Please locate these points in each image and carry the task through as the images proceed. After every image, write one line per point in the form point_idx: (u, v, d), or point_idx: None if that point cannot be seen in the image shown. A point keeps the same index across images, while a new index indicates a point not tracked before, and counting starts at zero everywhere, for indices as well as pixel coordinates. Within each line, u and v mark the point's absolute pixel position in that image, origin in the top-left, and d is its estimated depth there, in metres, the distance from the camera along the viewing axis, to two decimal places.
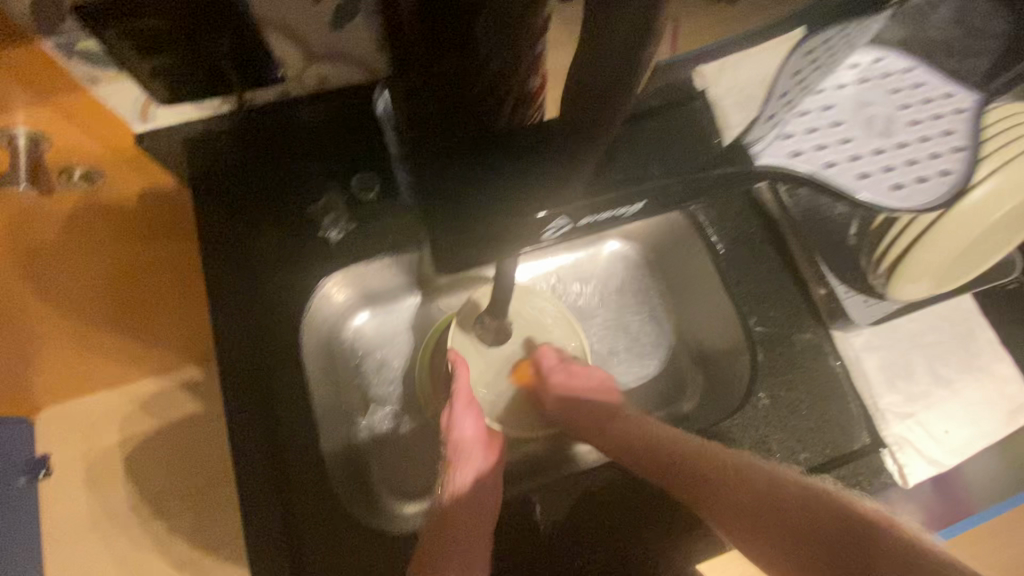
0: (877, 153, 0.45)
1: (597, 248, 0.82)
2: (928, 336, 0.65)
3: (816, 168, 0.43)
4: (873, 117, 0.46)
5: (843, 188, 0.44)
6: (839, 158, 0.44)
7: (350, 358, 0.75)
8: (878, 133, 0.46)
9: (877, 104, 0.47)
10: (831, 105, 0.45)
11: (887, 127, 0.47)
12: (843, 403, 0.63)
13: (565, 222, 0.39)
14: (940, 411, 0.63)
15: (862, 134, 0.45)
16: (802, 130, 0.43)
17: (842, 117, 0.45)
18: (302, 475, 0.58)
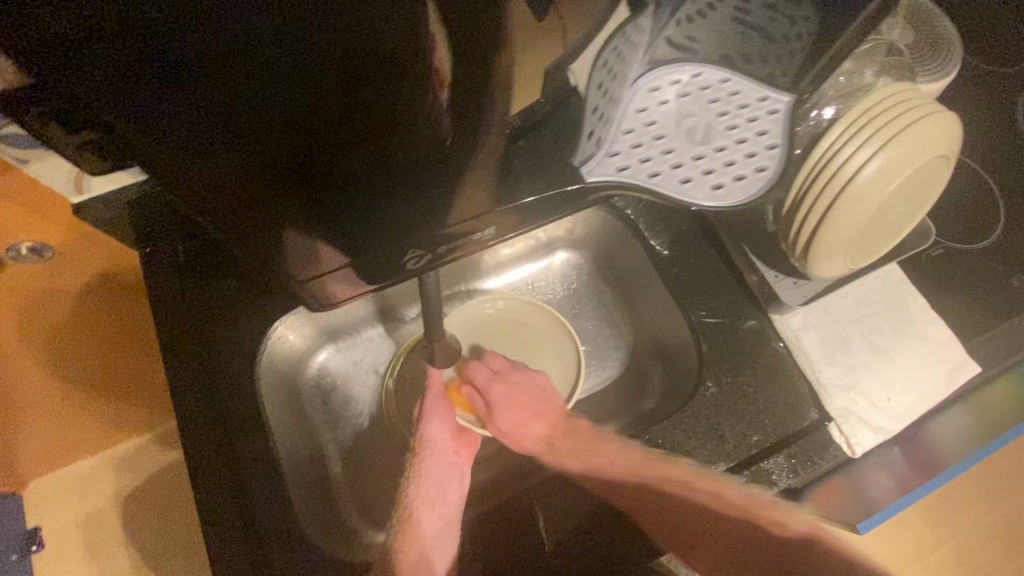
0: (690, 155, 0.46)
1: (547, 260, 0.85)
2: (861, 309, 0.68)
3: (639, 178, 0.45)
4: (689, 126, 0.46)
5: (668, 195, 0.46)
6: (661, 167, 0.46)
7: (316, 394, 0.77)
8: (699, 139, 0.46)
9: (700, 111, 0.47)
10: (651, 121, 0.45)
11: (709, 132, 0.47)
12: (786, 383, 0.65)
13: (421, 251, 0.45)
14: (880, 380, 0.65)
15: (682, 143, 0.46)
16: (626, 146, 0.45)
17: (661, 130, 0.45)
18: (270, 516, 0.60)
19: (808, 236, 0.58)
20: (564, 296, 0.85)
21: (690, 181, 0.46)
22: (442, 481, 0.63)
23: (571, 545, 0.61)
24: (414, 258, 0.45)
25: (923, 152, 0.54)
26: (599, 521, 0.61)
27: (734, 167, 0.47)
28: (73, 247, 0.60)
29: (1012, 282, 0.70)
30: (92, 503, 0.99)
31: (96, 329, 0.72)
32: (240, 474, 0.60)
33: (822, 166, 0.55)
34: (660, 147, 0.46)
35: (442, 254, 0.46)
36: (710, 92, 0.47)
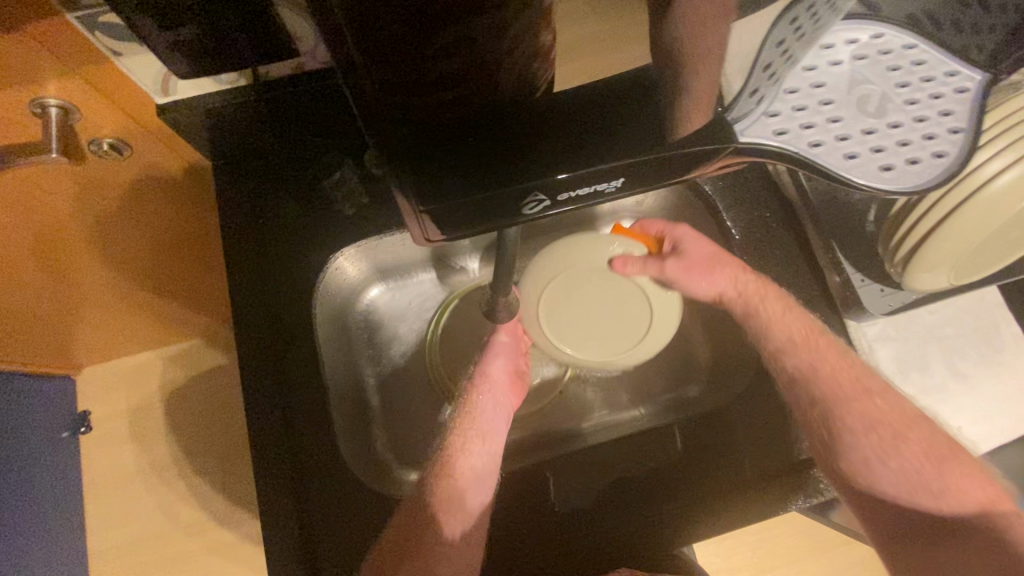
0: (860, 126, 0.37)
1: (610, 228, 0.81)
2: (947, 328, 0.63)
3: (799, 146, 0.35)
4: (861, 94, 0.39)
5: (829, 168, 0.36)
6: (825, 137, 0.36)
7: (363, 329, 0.77)
8: (871, 113, 0.39)
9: (873, 82, 0.40)
10: (820, 83, 0.37)
11: (883, 106, 0.39)
12: (852, 394, 0.61)
13: (542, 197, 0.32)
14: (953, 406, 0.61)
15: (851, 113, 0.38)
16: (789, 108, 0.35)
17: (831, 92, 0.37)
18: (312, 440, 0.61)
19: (911, 242, 0.54)
20: None
21: (856, 158, 0.37)
22: (491, 416, 0.64)
23: (584, 512, 0.61)
24: (531, 205, 0.33)
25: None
26: (628, 497, 0.61)
27: (909, 147, 0.39)
28: (150, 149, 0.60)
29: None
30: (140, 396, 1.05)
31: (160, 231, 0.73)
32: (289, 395, 0.62)
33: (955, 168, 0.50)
34: (830, 112, 0.37)
35: (560, 205, 0.33)
36: (885, 63, 0.41)
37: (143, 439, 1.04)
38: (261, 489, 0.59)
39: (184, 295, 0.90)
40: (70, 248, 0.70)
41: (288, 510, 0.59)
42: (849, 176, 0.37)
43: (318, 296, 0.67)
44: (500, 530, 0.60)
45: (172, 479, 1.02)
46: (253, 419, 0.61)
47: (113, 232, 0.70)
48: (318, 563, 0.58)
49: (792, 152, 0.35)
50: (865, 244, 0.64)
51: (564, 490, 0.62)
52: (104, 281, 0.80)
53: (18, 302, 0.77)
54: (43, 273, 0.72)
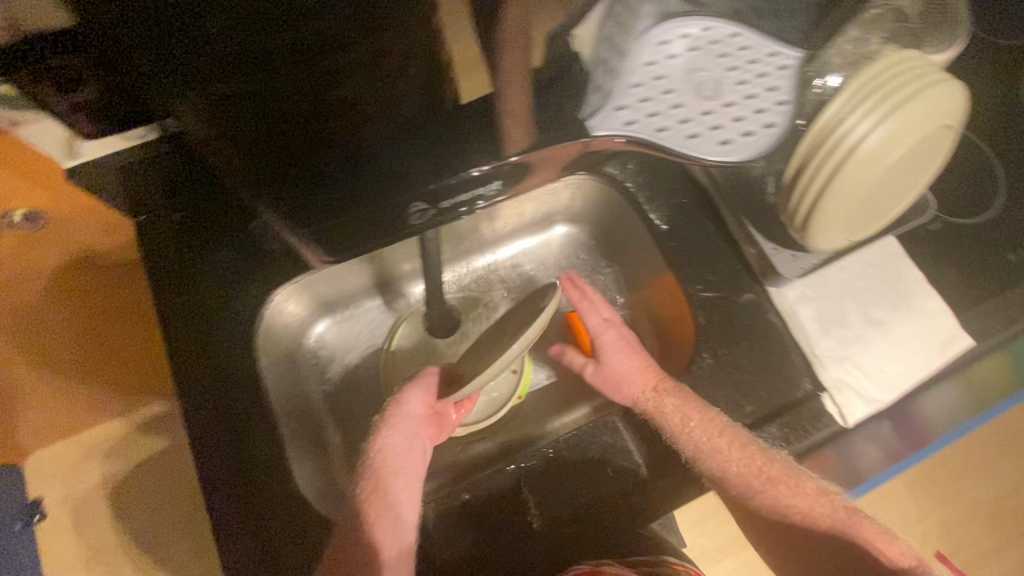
0: (699, 109, 0.52)
1: (545, 234, 0.85)
2: (858, 282, 0.68)
3: (648, 133, 0.52)
4: (698, 81, 0.53)
5: (677, 148, 0.52)
6: (670, 122, 0.52)
7: (314, 366, 0.77)
8: (708, 96, 0.53)
9: (707, 70, 0.54)
10: (661, 77, 0.53)
11: (717, 89, 0.53)
12: (782, 355, 0.66)
13: (425, 207, 0.51)
14: (874, 352, 0.66)
15: (691, 98, 0.53)
16: (634, 102, 0.52)
17: (672, 84, 0.53)
18: (267, 482, 0.60)
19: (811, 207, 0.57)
20: (561, 268, 0.85)
21: (698, 136, 0.52)
22: (404, 454, 0.60)
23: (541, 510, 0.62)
24: (418, 215, 0.52)
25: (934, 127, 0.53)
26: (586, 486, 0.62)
27: (742, 123, 0.53)
28: (64, 219, 0.60)
29: (1011, 258, 0.71)
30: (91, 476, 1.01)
31: (84, 308, 0.71)
32: (239, 446, 0.61)
33: (826, 134, 0.54)
34: (669, 99, 0.53)
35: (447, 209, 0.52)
36: (717, 52, 0.55)
37: (99, 520, 0.99)
38: (219, 538, 0.58)
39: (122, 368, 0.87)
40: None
41: (252, 561, 0.57)
42: (692, 151, 0.52)
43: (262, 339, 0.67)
44: (478, 534, 0.61)
45: (135, 556, 0.97)
46: (204, 472, 0.59)
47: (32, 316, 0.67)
48: None
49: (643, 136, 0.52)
50: (771, 216, 0.69)
51: (543, 495, 0.63)
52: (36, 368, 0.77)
53: None
54: None
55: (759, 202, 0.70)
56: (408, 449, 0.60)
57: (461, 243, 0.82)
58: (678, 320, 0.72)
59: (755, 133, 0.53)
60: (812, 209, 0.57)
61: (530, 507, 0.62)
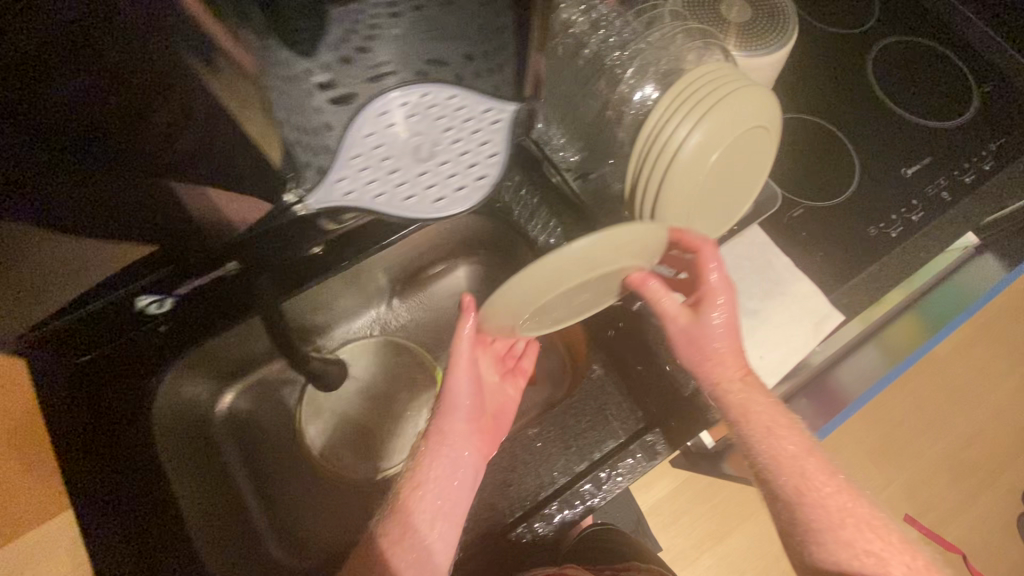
0: (414, 172, 0.58)
1: (446, 269, 0.88)
2: (728, 278, 0.72)
3: (366, 199, 0.58)
4: (414, 144, 0.56)
5: (392, 210, 0.59)
6: (388, 186, 0.58)
7: (226, 433, 0.79)
8: (423, 156, 0.57)
9: (426, 133, 0.56)
10: (381, 145, 0.55)
11: (431, 150, 0.57)
12: (663, 357, 0.69)
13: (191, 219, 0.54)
14: (749, 342, 0.69)
15: (407, 161, 0.57)
16: (352, 172, 0.56)
17: (391, 151, 0.56)
18: (169, 560, 0.62)
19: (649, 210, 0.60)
20: (466, 301, 0.88)
21: (413, 196, 0.60)
22: (447, 470, 0.63)
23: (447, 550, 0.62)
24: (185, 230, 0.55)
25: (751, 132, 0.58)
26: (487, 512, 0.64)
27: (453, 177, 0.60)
28: None
29: (870, 231, 0.76)
30: None
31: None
32: (137, 530, 0.62)
33: (656, 137, 0.57)
34: (387, 167, 0.56)
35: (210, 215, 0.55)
36: (436, 114, 0.55)
37: None
38: None
39: None
40: None
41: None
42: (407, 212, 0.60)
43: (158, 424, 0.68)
44: None
45: None
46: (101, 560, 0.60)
47: None
48: None
49: (361, 201, 0.58)
50: None
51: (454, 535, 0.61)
52: None
53: None
54: None
55: None
56: (457, 460, 0.64)
57: (364, 288, 0.83)
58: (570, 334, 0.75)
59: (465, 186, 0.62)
60: (654, 206, 0.59)
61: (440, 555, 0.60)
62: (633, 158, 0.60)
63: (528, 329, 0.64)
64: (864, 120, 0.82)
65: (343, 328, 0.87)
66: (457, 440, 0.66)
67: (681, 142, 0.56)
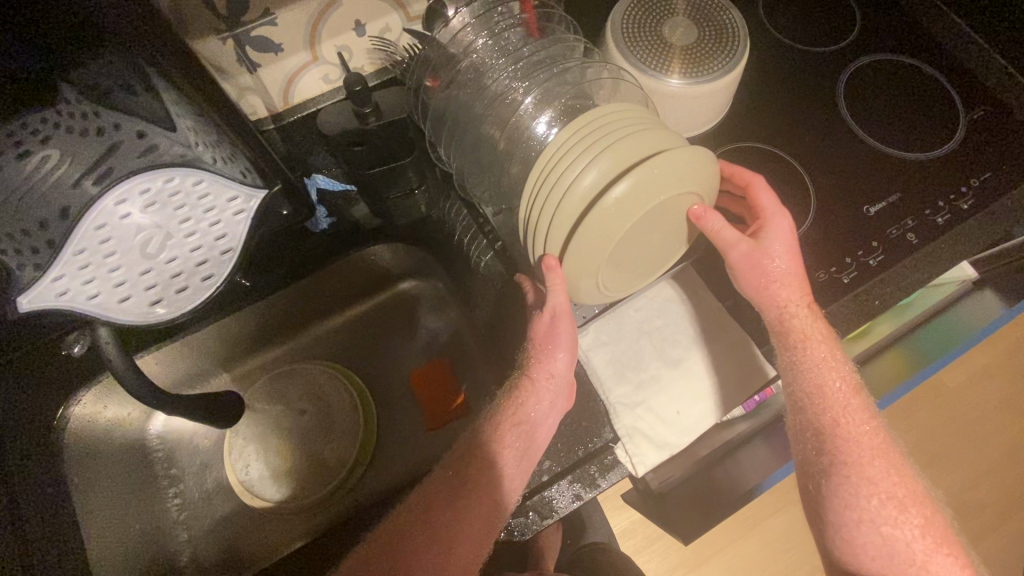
0: (140, 275, 0.39)
1: (383, 294, 0.87)
2: (655, 321, 0.67)
3: (90, 307, 0.38)
4: (145, 240, 0.38)
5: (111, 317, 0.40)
6: (123, 290, 0.39)
7: (150, 453, 0.78)
8: (155, 255, 0.38)
9: (169, 226, 0.38)
10: (108, 242, 0.37)
11: (167, 247, 0.39)
12: (578, 406, 0.63)
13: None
14: (670, 393, 0.64)
15: (135, 261, 0.38)
16: (77, 279, 0.37)
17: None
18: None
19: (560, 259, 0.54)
20: (402, 327, 0.87)
21: (134, 301, 0.40)
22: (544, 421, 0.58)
23: None
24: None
25: (687, 177, 0.53)
26: None
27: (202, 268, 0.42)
28: None
29: (819, 277, 0.69)
30: None
31: None
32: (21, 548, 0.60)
33: (553, 168, 0.52)
34: (114, 269, 0.38)
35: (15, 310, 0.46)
36: (176, 203, 0.38)
37: None
38: None
39: None
40: None
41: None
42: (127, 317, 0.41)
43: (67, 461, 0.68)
44: None
45: None
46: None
47: None
48: None
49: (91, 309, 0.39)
50: None
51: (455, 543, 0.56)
52: None
53: None
54: None
55: None
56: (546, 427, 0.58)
57: (294, 312, 0.82)
58: None
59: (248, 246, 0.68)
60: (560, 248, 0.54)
61: None
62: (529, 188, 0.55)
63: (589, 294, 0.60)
64: (827, 152, 0.76)
65: (278, 353, 0.85)
66: (553, 391, 0.59)
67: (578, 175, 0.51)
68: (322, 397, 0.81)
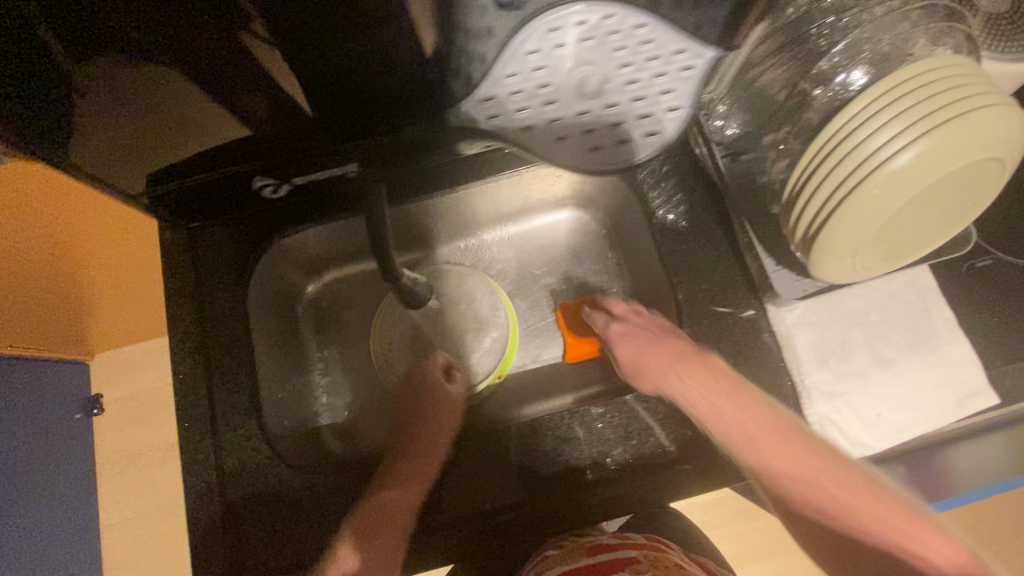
0: (575, 109, 0.54)
1: (552, 214, 0.84)
2: (872, 314, 0.61)
3: (507, 126, 0.55)
4: (581, 77, 0.51)
5: (529, 147, 0.56)
6: (536, 117, 0.54)
7: (307, 319, 0.80)
8: (589, 93, 0.52)
9: (596, 64, 0.51)
10: (546, 84, 0.52)
11: (600, 87, 0.52)
12: (768, 381, 0.61)
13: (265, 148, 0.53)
14: (874, 393, 0.59)
15: (568, 96, 0.53)
16: (503, 92, 0.52)
17: (557, 90, 0.52)
18: (232, 419, 0.66)
19: (814, 236, 0.50)
20: (566, 252, 0.84)
21: (563, 139, 0.56)
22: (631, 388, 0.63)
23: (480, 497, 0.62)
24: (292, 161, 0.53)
25: (1000, 146, 0.45)
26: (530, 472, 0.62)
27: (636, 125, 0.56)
28: None
29: None
30: None
31: None
32: (214, 372, 0.67)
33: (837, 144, 0.48)
34: (541, 90, 0.52)
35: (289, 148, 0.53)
36: (612, 44, 0.49)
37: None
38: (185, 453, 0.64)
39: None
40: None
41: (210, 494, 0.63)
42: (549, 155, 0.57)
43: (251, 307, 0.70)
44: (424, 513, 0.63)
45: None
46: (177, 378, 0.66)
47: None
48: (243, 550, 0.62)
49: (506, 130, 0.55)
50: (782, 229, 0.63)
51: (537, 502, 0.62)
52: None
53: None
54: None
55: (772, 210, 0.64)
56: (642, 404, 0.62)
57: (463, 215, 0.81)
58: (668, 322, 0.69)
59: (631, 139, 0.57)
60: (819, 225, 0.50)
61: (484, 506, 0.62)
62: (808, 154, 0.50)
63: (826, 276, 0.54)
64: None
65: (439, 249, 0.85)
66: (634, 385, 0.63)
67: (879, 145, 0.46)
68: (475, 311, 0.80)
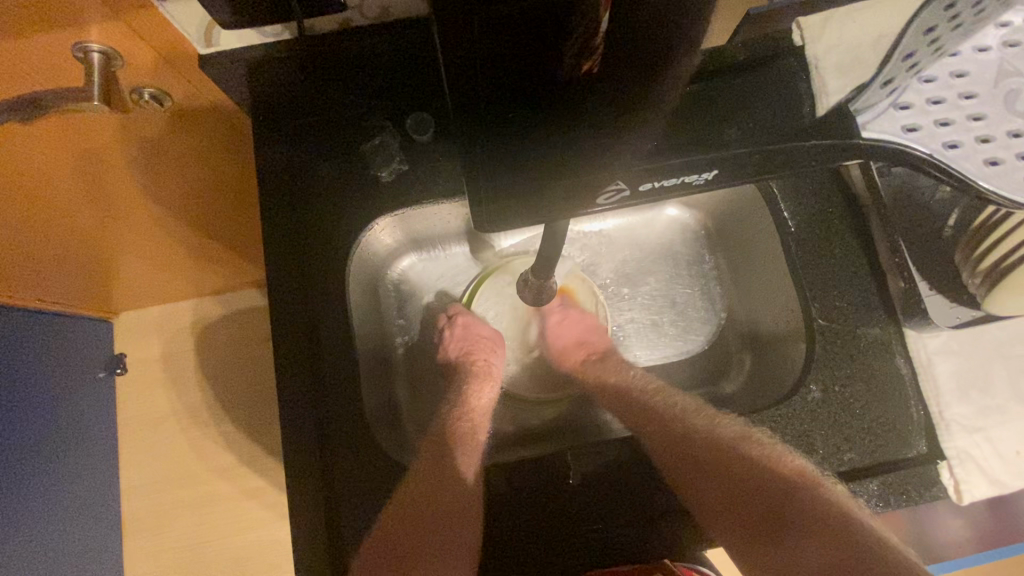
0: (1005, 126, 0.42)
1: (655, 212, 0.78)
2: (1017, 347, 0.60)
3: (932, 145, 0.41)
4: (1008, 88, 0.43)
5: (963, 169, 0.41)
6: (964, 138, 0.42)
7: (390, 295, 0.74)
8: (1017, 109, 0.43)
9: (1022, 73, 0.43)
10: (961, 75, 0.43)
11: None
12: (903, 408, 0.59)
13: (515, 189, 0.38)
14: (1011, 429, 0.58)
15: (997, 111, 0.42)
16: (922, 100, 0.42)
17: (974, 85, 0.43)
18: (337, 402, 0.59)
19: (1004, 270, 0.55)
20: (666, 253, 0.79)
21: (996, 162, 0.42)
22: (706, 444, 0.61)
23: (602, 501, 0.59)
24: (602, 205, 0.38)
25: None
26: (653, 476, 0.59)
27: None
28: (188, 98, 0.56)
29: None
30: (176, 345, 1.07)
31: (181, 172, 0.67)
32: (316, 353, 0.60)
33: None
34: (965, 102, 0.42)
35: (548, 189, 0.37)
36: None
37: (182, 380, 1.06)
38: (284, 437, 0.58)
39: (202, 234, 0.83)
40: (76, 177, 0.62)
41: (311, 488, 0.57)
42: (982, 180, 0.42)
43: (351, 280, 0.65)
44: (540, 518, 0.58)
45: (199, 427, 1.05)
46: (277, 353, 0.59)
47: (116, 167, 0.62)
48: (343, 551, 0.57)
49: (932, 152, 0.41)
50: (931, 251, 0.60)
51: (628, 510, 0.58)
52: (151, 216, 0.76)
53: (45, 242, 0.75)
54: (70, 207, 0.68)
55: (919, 230, 0.61)
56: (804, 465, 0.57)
57: None
58: (787, 337, 0.65)
59: None
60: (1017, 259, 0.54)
61: (606, 511, 0.58)
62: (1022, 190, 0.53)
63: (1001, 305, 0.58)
64: None
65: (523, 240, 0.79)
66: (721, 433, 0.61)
67: None
68: None
